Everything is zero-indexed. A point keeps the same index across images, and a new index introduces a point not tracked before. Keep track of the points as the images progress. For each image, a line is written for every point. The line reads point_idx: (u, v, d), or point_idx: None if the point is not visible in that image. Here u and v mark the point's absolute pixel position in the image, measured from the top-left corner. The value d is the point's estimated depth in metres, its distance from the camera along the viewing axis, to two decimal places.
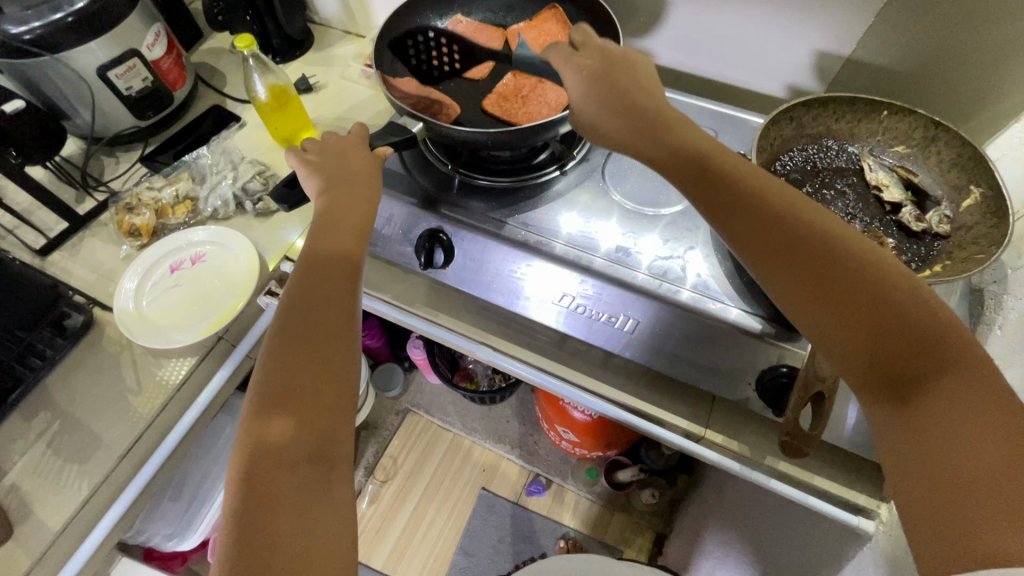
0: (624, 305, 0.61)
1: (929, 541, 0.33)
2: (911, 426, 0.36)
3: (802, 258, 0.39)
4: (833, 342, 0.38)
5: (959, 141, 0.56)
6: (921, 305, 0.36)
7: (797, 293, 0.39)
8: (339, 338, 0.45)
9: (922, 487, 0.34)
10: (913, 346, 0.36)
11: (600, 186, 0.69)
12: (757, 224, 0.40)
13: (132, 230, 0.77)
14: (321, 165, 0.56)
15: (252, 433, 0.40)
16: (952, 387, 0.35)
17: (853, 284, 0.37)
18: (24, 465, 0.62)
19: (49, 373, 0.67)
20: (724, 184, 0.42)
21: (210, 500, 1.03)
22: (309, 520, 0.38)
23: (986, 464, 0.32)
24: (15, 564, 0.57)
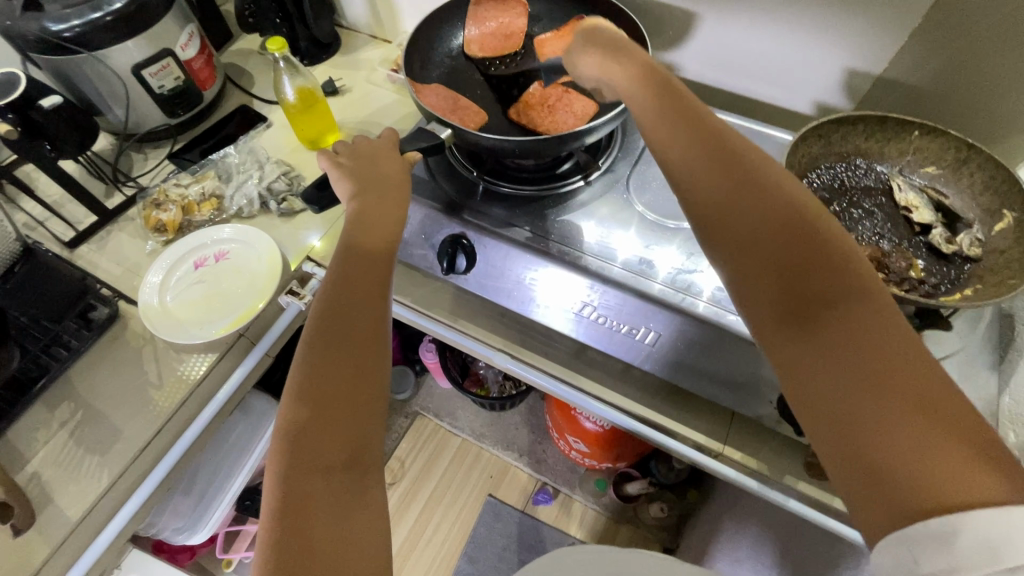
0: (645, 318, 0.61)
1: (846, 475, 0.33)
2: (819, 358, 0.35)
3: (724, 186, 0.42)
4: (748, 273, 0.39)
5: (993, 165, 0.56)
6: (829, 238, 0.38)
7: (718, 222, 0.41)
8: (371, 328, 0.46)
9: (835, 426, 0.33)
10: (820, 272, 0.37)
11: (623, 197, 0.69)
12: (693, 152, 0.43)
13: (158, 226, 0.78)
14: (355, 168, 0.57)
15: (292, 428, 0.41)
16: (860, 318, 0.35)
17: (767, 212, 0.40)
18: (46, 454, 0.63)
19: (74, 364, 0.68)
20: (674, 114, 0.45)
21: (220, 496, 1.04)
22: (347, 527, 0.39)
23: (891, 389, 0.32)
24: (33, 552, 0.57)
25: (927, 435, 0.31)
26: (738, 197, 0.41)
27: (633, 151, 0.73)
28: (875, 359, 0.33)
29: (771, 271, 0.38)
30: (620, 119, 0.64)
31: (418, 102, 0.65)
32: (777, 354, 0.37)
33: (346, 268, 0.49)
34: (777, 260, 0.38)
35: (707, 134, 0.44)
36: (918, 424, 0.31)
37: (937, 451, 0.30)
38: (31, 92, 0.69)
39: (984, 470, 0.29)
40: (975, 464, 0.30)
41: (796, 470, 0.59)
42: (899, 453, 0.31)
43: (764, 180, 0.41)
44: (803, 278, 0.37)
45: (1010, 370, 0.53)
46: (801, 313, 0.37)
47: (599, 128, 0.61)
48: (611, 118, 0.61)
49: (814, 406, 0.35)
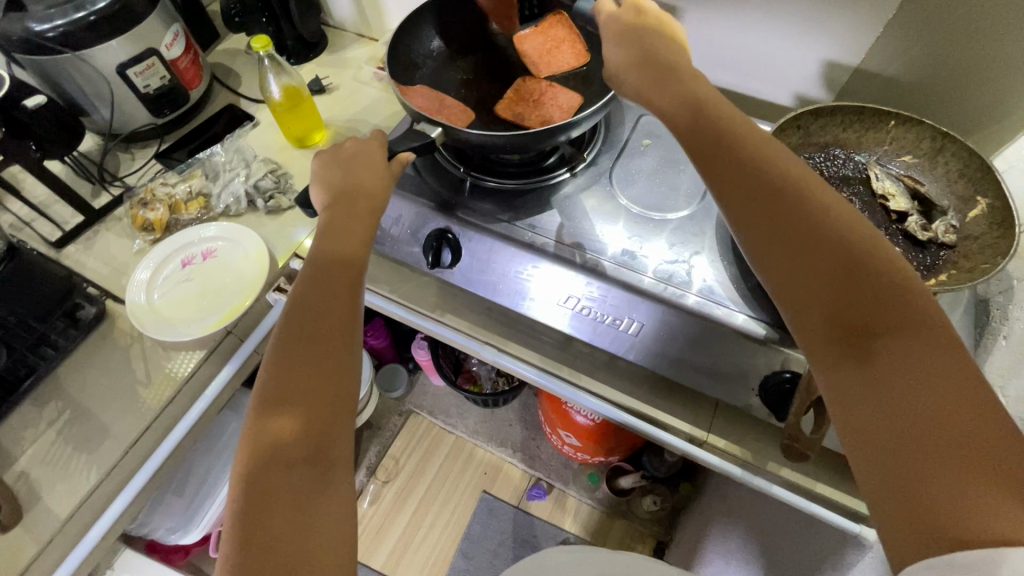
0: (628, 308, 0.62)
1: (886, 505, 0.33)
2: (867, 386, 0.35)
3: (774, 210, 0.41)
4: (797, 297, 0.39)
5: (966, 152, 0.56)
6: (884, 268, 0.37)
7: (766, 247, 0.41)
8: (338, 333, 0.46)
9: (878, 451, 0.33)
10: (872, 305, 0.36)
11: (607, 190, 0.70)
12: (738, 177, 0.43)
13: (145, 225, 0.78)
14: (335, 170, 0.58)
15: (258, 428, 0.42)
16: (911, 348, 0.34)
17: (816, 240, 0.39)
18: (34, 452, 0.63)
19: (61, 363, 0.68)
20: (713, 133, 0.45)
21: (212, 495, 1.04)
22: (307, 520, 0.39)
23: (941, 429, 0.32)
24: (22, 550, 0.57)
25: (974, 475, 0.30)
26: (789, 218, 0.40)
27: (616, 144, 0.74)
28: (924, 389, 0.33)
29: (821, 296, 0.38)
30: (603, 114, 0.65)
31: (404, 100, 0.66)
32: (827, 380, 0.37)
33: (318, 276, 0.49)
34: (827, 285, 0.38)
35: (760, 154, 0.43)
36: (967, 455, 0.30)
37: (987, 483, 0.29)
38: (16, 93, 0.69)
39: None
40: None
41: (777, 456, 0.60)
42: (942, 490, 0.30)
43: (816, 205, 0.40)
44: (853, 310, 0.37)
45: (984, 354, 0.54)
46: (852, 340, 0.36)
47: (584, 121, 0.62)
48: (595, 111, 0.62)
49: (859, 431, 0.35)
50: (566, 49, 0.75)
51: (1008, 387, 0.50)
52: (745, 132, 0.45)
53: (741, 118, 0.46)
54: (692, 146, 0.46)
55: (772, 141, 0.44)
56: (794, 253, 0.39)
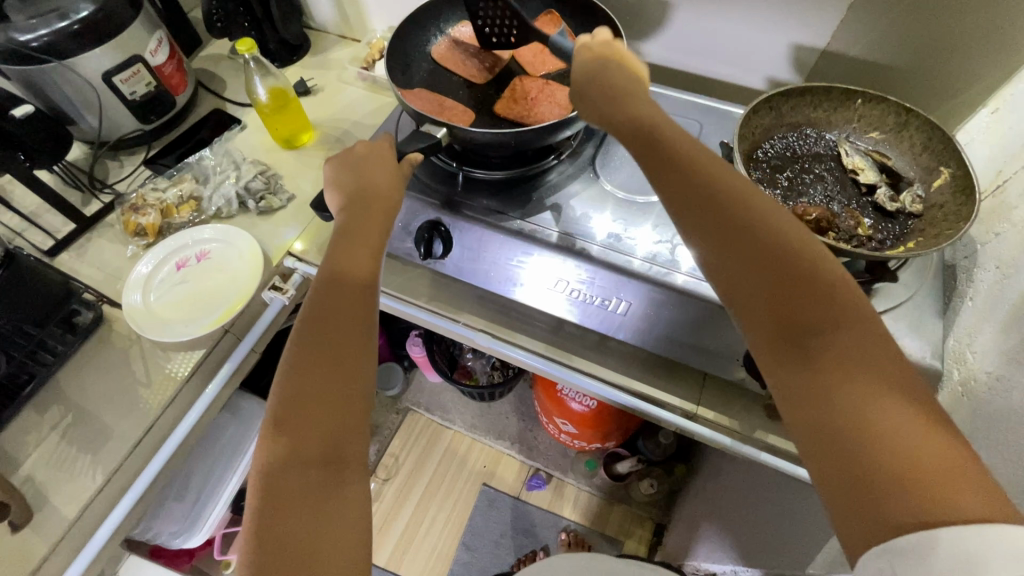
0: (616, 289, 0.64)
1: (835, 496, 0.33)
2: (810, 385, 0.36)
3: (714, 220, 0.41)
4: (743, 303, 0.40)
5: (930, 126, 0.60)
6: (820, 270, 0.38)
7: (711, 252, 0.41)
8: (353, 342, 0.47)
9: (821, 446, 0.34)
10: (812, 306, 0.37)
11: (592, 176, 0.71)
12: (680, 189, 0.42)
13: (138, 230, 0.79)
14: (349, 174, 0.60)
15: (275, 427, 0.44)
16: (847, 345, 0.35)
17: (757, 246, 0.39)
18: (38, 456, 0.64)
19: (60, 368, 0.69)
20: (660, 144, 0.45)
21: (215, 499, 1.05)
22: (325, 519, 0.41)
23: (881, 420, 0.32)
24: (33, 551, 0.58)
25: (914, 465, 0.31)
26: (728, 225, 0.40)
27: (598, 132, 0.76)
28: (862, 382, 0.34)
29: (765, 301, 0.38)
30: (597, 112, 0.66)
31: (404, 102, 0.66)
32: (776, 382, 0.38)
33: (333, 283, 0.50)
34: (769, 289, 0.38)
35: (698, 161, 0.43)
36: (903, 445, 0.31)
37: (919, 469, 0.31)
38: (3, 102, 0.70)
39: (967, 486, 0.30)
40: (959, 482, 0.30)
41: (764, 424, 0.63)
42: (887, 480, 0.31)
43: (755, 214, 0.40)
44: (794, 310, 0.37)
45: (953, 316, 0.57)
46: (794, 341, 0.37)
47: (578, 120, 0.63)
48: None
49: (805, 428, 0.35)
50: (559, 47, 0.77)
51: (975, 344, 0.51)
52: (685, 143, 0.44)
53: (681, 129, 0.46)
54: (640, 159, 0.45)
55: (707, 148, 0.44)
56: (737, 259, 0.39)
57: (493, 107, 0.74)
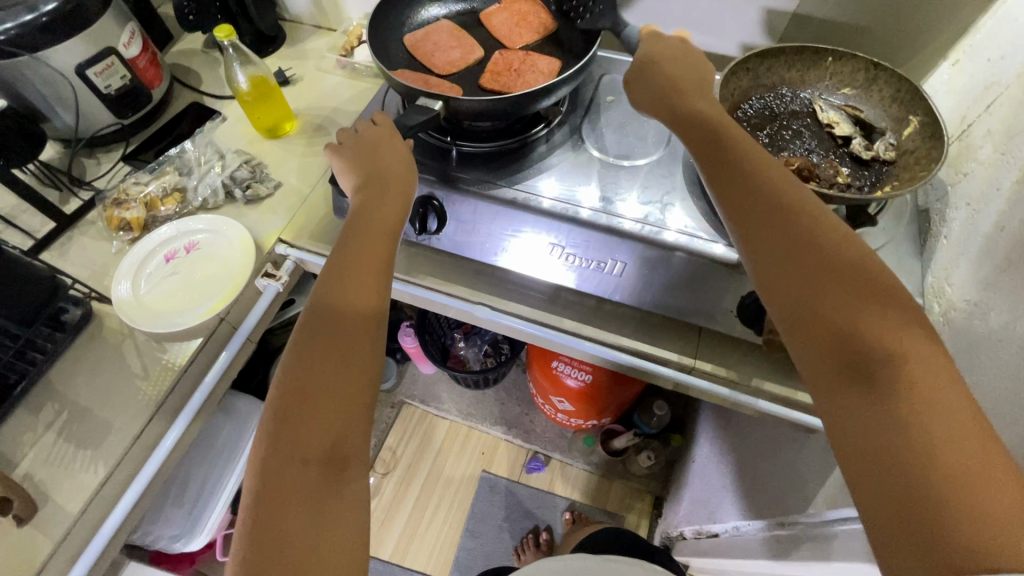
0: (611, 251, 0.65)
1: (884, 525, 0.33)
2: (879, 413, 0.36)
3: (783, 243, 0.43)
4: (806, 324, 0.40)
5: (897, 78, 0.63)
6: (894, 308, 0.38)
7: (778, 273, 0.42)
8: (360, 344, 0.48)
9: (884, 473, 0.34)
10: (884, 340, 0.37)
11: (579, 145, 0.72)
12: (752, 207, 0.45)
13: (122, 225, 0.78)
14: (359, 163, 0.62)
15: (274, 425, 0.44)
16: (914, 376, 0.35)
17: (828, 273, 0.40)
18: (35, 455, 0.62)
19: (51, 367, 0.67)
20: (734, 163, 0.48)
21: (214, 499, 1.04)
22: (322, 516, 0.41)
23: (946, 460, 0.32)
24: (37, 548, 0.57)
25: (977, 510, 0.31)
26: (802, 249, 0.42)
27: (583, 102, 0.77)
28: (936, 422, 0.34)
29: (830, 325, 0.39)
30: (580, 78, 0.68)
31: (388, 75, 0.66)
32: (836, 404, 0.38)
33: (344, 278, 0.51)
34: (835, 313, 0.39)
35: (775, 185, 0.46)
36: (968, 487, 0.31)
37: (983, 500, 0.31)
38: None
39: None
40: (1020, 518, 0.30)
41: (761, 372, 0.65)
42: (949, 520, 0.31)
43: (828, 243, 0.42)
44: (864, 344, 0.38)
45: (931, 255, 0.59)
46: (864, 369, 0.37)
47: (562, 85, 0.65)
48: (573, 75, 0.65)
49: (863, 452, 0.36)
50: (535, 20, 0.78)
51: (952, 278, 0.55)
52: (760, 166, 0.47)
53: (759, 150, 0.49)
54: (712, 174, 0.49)
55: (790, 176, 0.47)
56: (805, 284, 0.41)
57: (477, 81, 0.75)
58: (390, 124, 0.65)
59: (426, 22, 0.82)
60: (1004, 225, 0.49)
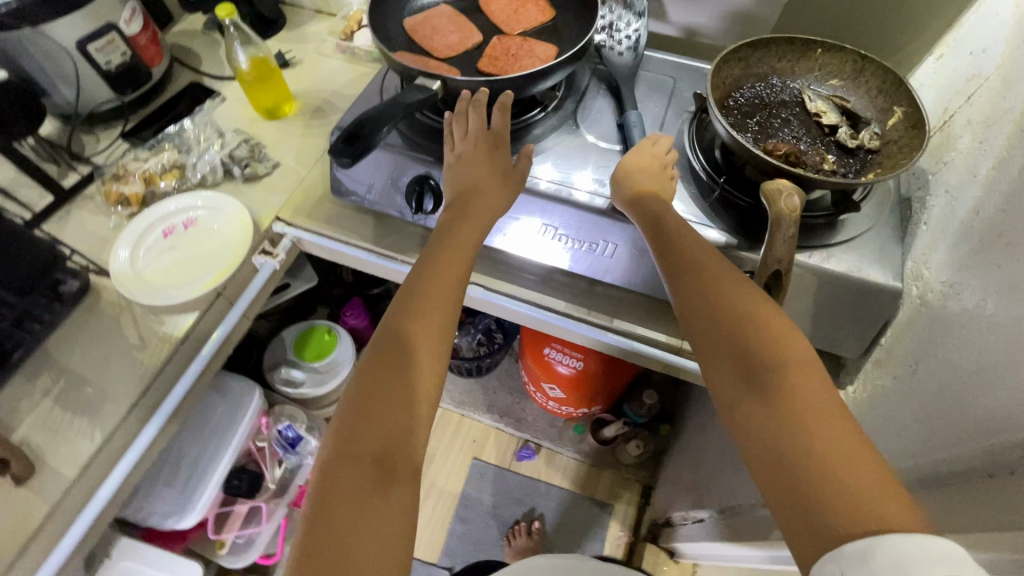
0: (603, 232, 0.67)
1: (791, 521, 0.37)
2: (773, 419, 0.41)
3: (700, 287, 0.50)
4: (713, 358, 0.47)
5: (883, 70, 0.65)
6: (784, 333, 0.45)
7: (694, 313, 0.49)
8: (414, 344, 0.51)
9: (782, 473, 0.39)
10: (776, 358, 0.43)
11: (575, 129, 0.73)
12: (676, 261, 0.53)
13: (121, 199, 0.78)
14: (457, 173, 0.65)
15: (338, 421, 0.47)
16: (803, 389, 0.41)
17: (733, 311, 0.47)
18: (32, 421, 0.63)
19: (49, 336, 0.68)
20: (662, 223, 0.56)
21: (206, 479, 1.03)
22: (366, 506, 0.42)
23: (828, 454, 0.38)
24: (33, 511, 0.58)
25: (856, 495, 0.35)
26: (713, 293, 0.49)
27: (579, 87, 0.78)
28: (820, 424, 0.39)
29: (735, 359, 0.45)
30: (576, 63, 0.69)
31: (389, 54, 0.67)
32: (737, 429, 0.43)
33: (417, 287, 0.54)
34: (739, 344, 0.45)
35: (689, 243, 0.54)
36: (851, 474, 0.36)
37: (861, 487, 0.36)
38: None
39: (896, 503, 0.35)
40: (893, 504, 0.35)
41: None
42: (836, 505, 0.35)
43: (733, 287, 0.49)
44: (759, 363, 0.44)
45: (911, 241, 0.61)
46: (757, 388, 0.43)
47: (557, 70, 0.66)
48: (569, 60, 0.66)
49: (765, 465, 0.40)
50: (531, 7, 0.80)
51: (930, 262, 0.56)
52: (676, 225, 0.56)
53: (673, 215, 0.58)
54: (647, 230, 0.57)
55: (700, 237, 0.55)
56: (714, 321, 0.47)
57: (474, 65, 0.76)
58: (500, 133, 0.66)
59: (425, 6, 0.83)
60: (979, 209, 0.51)
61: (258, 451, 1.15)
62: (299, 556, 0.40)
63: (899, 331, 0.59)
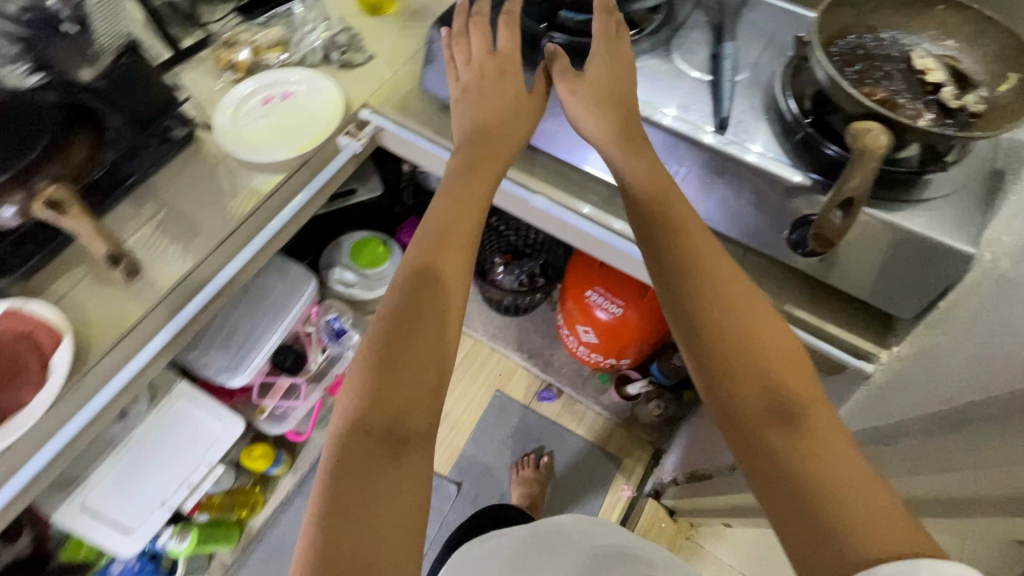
0: (676, 157, 0.69)
1: (805, 541, 0.42)
2: (789, 446, 0.45)
3: (712, 310, 0.52)
4: (723, 381, 0.50)
5: (1007, 34, 0.62)
6: (789, 361, 0.50)
7: (704, 334, 0.52)
8: (430, 313, 0.55)
9: (798, 498, 0.43)
10: (787, 385, 0.48)
11: (667, 57, 0.73)
12: (684, 278, 0.55)
13: (230, 65, 0.85)
14: (471, 106, 0.68)
15: (357, 388, 0.51)
16: (815, 419, 0.46)
17: (742, 338, 0.51)
18: (136, 242, 0.70)
19: (155, 172, 0.75)
20: (666, 232, 0.58)
21: (259, 347, 1.12)
22: (380, 478, 0.47)
23: (838, 481, 0.43)
24: (130, 312, 0.66)
25: (871, 522, 0.41)
26: (724, 322, 0.52)
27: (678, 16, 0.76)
28: (831, 452, 0.44)
29: (751, 389, 0.49)
30: None
31: None
32: (752, 457, 0.47)
33: (429, 253, 0.58)
34: (755, 373, 0.49)
35: (703, 259, 0.55)
36: (860, 500, 0.41)
37: (870, 511, 0.41)
38: None
39: (899, 525, 0.40)
40: (897, 527, 0.40)
41: (795, 301, 0.69)
42: (852, 530, 0.41)
43: (743, 312, 0.52)
44: (771, 390, 0.48)
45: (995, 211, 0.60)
46: (777, 418, 0.47)
47: None
48: None
49: (781, 491, 0.45)
50: None
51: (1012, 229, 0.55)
52: (683, 231, 0.57)
53: (681, 215, 0.58)
54: (650, 235, 0.58)
55: (709, 251, 0.56)
56: (726, 348, 0.51)
57: None
58: (506, 56, 0.69)
59: None
60: None
61: (306, 335, 1.23)
62: (325, 526, 0.45)
63: (962, 295, 0.58)
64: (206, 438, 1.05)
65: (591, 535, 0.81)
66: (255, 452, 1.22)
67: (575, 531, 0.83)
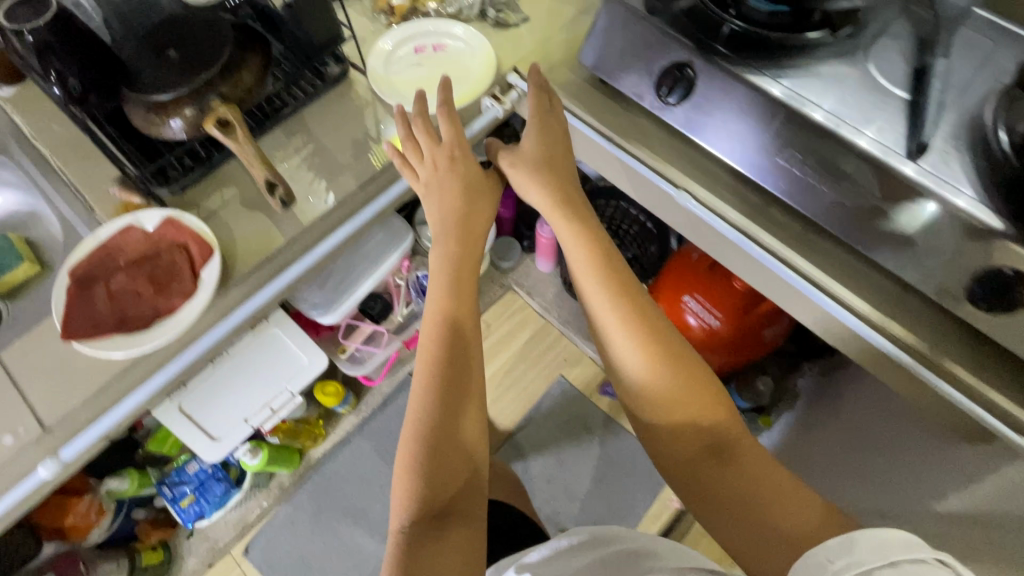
0: (853, 176, 0.63)
1: (767, 551, 0.51)
2: (732, 478, 0.57)
3: (650, 373, 0.61)
4: (673, 435, 0.62)
5: None
6: (714, 405, 0.61)
7: (645, 394, 0.62)
8: (441, 378, 0.60)
9: (751, 516, 0.54)
10: (715, 427, 0.60)
11: (859, 63, 0.67)
12: (623, 347, 0.62)
13: (386, 7, 0.83)
14: (429, 194, 0.66)
15: (404, 475, 0.57)
16: (744, 448, 0.58)
17: (680, 398, 0.61)
18: (282, 172, 0.72)
19: (307, 107, 0.76)
20: (599, 297, 0.63)
21: (351, 291, 1.15)
22: (441, 539, 0.54)
23: (776, 492, 0.54)
24: (272, 240, 0.67)
25: (801, 511, 0.52)
26: (660, 383, 0.61)
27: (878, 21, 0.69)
28: (760, 470, 0.57)
29: (686, 437, 0.61)
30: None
31: None
32: (708, 495, 0.58)
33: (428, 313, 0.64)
34: (693, 425, 0.61)
35: (635, 324, 0.62)
36: (794, 500, 0.53)
37: (803, 506, 0.53)
38: None
39: (823, 508, 0.53)
40: (820, 511, 0.52)
41: (959, 356, 0.62)
42: (796, 524, 0.51)
43: (679, 372, 0.61)
44: (705, 432, 0.60)
45: None
46: (715, 454, 0.59)
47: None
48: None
49: (738, 516, 0.55)
50: None
51: None
52: (614, 294, 0.63)
53: (612, 278, 0.64)
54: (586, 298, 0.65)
55: (646, 325, 0.62)
56: (666, 407, 0.62)
57: None
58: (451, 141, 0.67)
59: None
60: None
61: (394, 288, 1.25)
62: None
63: None
64: (293, 367, 1.10)
65: (624, 537, 0.65)
66: (327, 390, 1.28)
67: (606, 534, 0.66)
